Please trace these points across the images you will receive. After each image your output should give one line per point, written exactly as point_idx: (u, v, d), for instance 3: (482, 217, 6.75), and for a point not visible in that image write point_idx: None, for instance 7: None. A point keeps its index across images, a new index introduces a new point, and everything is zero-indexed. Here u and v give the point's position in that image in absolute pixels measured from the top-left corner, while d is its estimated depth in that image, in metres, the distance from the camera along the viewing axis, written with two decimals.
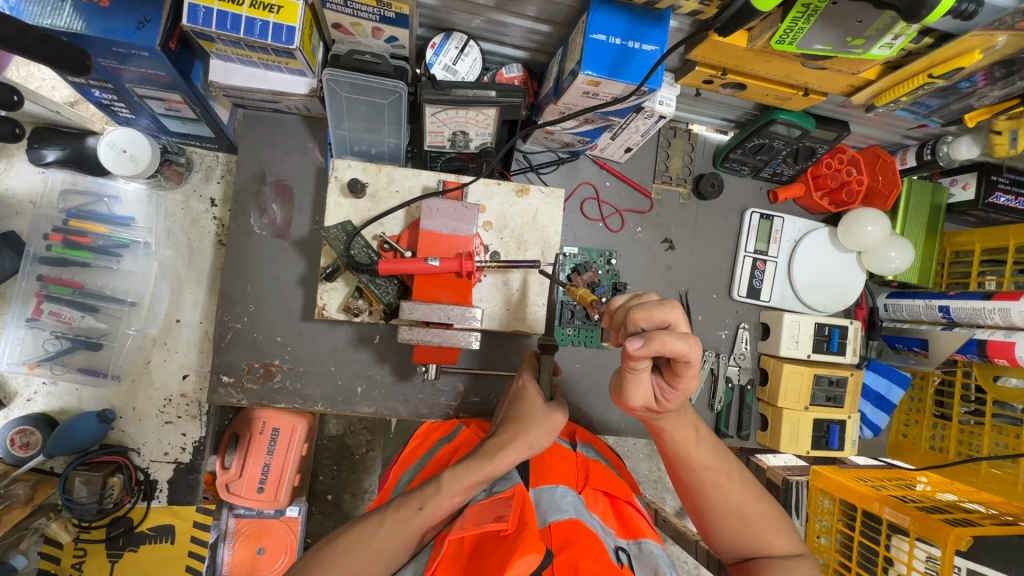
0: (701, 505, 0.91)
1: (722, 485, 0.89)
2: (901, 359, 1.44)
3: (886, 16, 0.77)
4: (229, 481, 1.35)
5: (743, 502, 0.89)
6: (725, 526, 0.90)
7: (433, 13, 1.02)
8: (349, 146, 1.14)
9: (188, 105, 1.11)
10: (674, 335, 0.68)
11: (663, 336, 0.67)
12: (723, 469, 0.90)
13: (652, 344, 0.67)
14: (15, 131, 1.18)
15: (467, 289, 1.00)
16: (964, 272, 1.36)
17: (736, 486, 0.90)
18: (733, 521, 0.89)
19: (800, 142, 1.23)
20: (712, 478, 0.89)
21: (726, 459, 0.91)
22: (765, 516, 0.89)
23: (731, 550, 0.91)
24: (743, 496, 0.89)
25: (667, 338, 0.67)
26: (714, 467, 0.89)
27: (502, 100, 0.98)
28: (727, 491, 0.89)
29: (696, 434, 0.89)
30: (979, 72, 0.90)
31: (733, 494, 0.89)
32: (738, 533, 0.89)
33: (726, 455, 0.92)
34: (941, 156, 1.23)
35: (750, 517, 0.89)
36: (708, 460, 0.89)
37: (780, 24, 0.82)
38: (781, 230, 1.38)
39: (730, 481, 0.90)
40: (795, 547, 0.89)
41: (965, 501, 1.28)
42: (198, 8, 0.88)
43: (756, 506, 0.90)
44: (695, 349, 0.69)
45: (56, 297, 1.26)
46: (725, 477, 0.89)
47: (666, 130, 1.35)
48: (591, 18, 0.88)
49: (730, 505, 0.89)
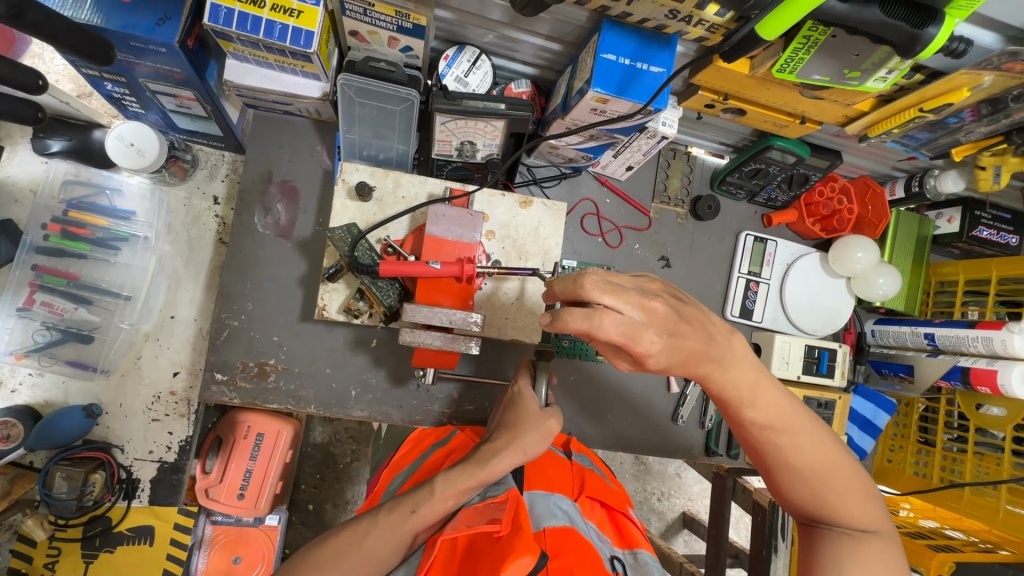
0: (761, 460, 0.86)
1: (783, 446, 0.82)
2: (887, 385, 1.46)
3: (881, 51, 0.81)
4: (208, 487, 1.34)
5: (806, 464, 0.82)
6: (784, 483, 0.85)
7: (448, 27, 1.06)
8: (358, 150, 1.16)
9: (199, 102, 1.12)
10: (575, 311, 0.65)
11: (562, 317, 0.66)
12: (786, 429, 0.81)
13: (555, 323, 0.66)
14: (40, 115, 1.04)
15: (467, 292, 1.01)
16: (948, 301, 1.41)
17: (799, 448, 0.82)
18: (795, 479, 0.84)
19: (795, 168, 1.27)
20: (771, 439, 0.82)
21: (792, 417, 0.82)
22: (832, 478, 0.83)
23: (794, 503, 0.87)
24: (807, 459, 0.82)
25: (567, 315, 0.65)
26: (775, 427, 0.81)
27: (511, 113, 1.00)
28: (789, 451, 0.82)
29: (752, 392, 0.79)
30: (967, 108, 0.95)
31: (795, 456, 0.82)
32: (798, 490, 0.84)
33: (794, 413, 0.82)
34: (928, 189, 1.28)
35: (812, 478, 0.83)
36: (768, 420, 0.81)
37: (781, 54, 0.86)
38: (774, 253, 1.42)
39: (794, 442, 0.82)
40: (862, 516, 0.83)
41: (946, 528, 1.37)
42: (220, 8, 0.90)
43: (823, 468, 0.82)
44: (602, 323, 0.65)
45: (49, 287, 1.25)
46: (788, 437, 0.82)
47: (666, 151, 1.39)
48: (603, 39, 0.92)
49: (791, 465, 0.83)
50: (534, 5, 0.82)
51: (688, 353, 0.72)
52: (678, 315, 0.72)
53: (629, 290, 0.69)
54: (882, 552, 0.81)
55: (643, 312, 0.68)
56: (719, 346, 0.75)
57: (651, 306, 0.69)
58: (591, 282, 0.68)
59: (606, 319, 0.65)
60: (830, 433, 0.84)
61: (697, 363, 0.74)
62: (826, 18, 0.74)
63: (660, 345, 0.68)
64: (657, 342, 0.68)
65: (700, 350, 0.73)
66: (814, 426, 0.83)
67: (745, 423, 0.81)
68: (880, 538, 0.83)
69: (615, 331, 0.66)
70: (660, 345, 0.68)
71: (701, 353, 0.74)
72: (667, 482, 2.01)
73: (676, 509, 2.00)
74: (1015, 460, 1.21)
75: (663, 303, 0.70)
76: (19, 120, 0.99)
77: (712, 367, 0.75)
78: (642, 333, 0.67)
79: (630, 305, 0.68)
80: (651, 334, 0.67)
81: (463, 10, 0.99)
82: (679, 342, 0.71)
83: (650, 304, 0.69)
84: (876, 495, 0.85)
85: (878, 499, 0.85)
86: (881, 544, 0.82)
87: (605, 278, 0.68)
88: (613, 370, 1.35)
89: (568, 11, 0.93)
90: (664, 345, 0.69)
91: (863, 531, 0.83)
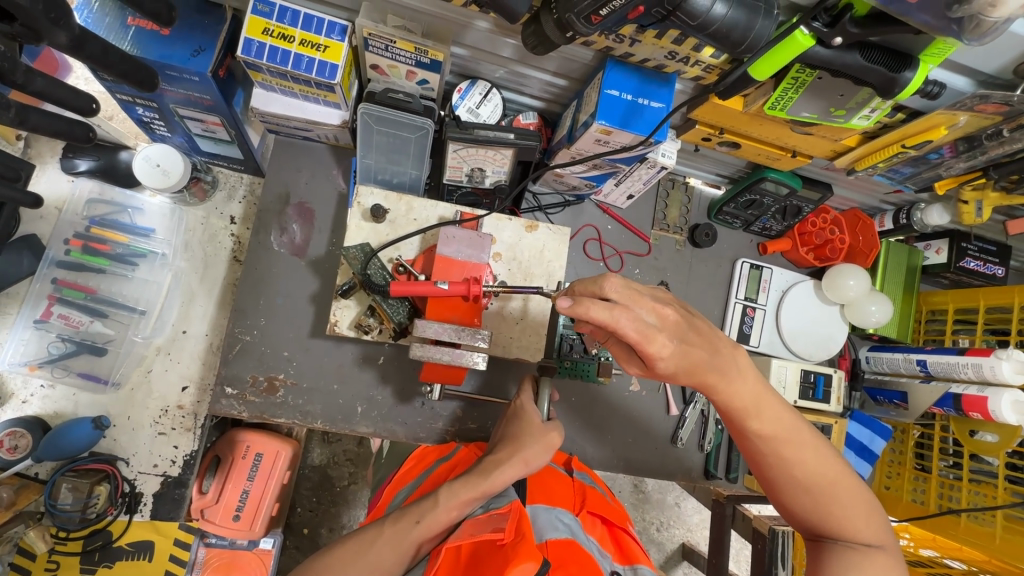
0: (766, 475, 0.88)
1: (787, 458, 0.85)
2: (883, 411, 1.50)
3: (864, 92, 0.88)
4: (205, 506, 1.36)
5: (811, 477, 0.85)
6: (790, 497, 0.88)
7: (462, 62, 1.13)
8: (373, 174, 1.22)
9: (224, 127, 1.18)
10: (598, 304, 0.69)
11: (584, 304, 0.70)
12: (789, 441, 0.85)
13: (576, 309, 0.70)
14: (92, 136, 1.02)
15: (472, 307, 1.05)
16: (939, 329, 1.46)
17: (803, 460, 0.85)
18: (800, 493, 0.87)
19: (788, 200, 1.33)
20: (775, 450, 0.85)
21: (794, 430, 0.85)
22: (836, 491, 0.85)
23: (799, 518, 0.89)
24: (811, 471, 0.85)
25: (589, 305, 0.70)
26: (779, 439, 0.84)
27: (519, 142, 1.06)
28: (793, 463, 0.85)
29: (757, 402, 0.83)
30: (945, 145, 1.02)
31: (799, 468, 0.85)
32: (804, 504, 0.87)
33: (795, 426, 0.86)
34: (915, 221, 1.34)
35: (817, 491, 0.85)
36: (772, 432, 0.84)
37: (772, 93, 0.93)
38: (769, 280, 1.47)
39: (797, 455, 0.85)
40: (867, 529, 0.85)
41: (946, 558, 1.33)
42: (252, 42, 0.97)
43: (827, 479, 0.85)
44: (621, 318, 0.69)
45: (68, 300, 1.29)
46: (791, 449, 0.85)
47: (665, 181, 1.46)
48: (606, 76, 0.99)
49: (796, 478, 0.86)
50: (545, 45, 0.88)
51: (696, 363, 0.75)
52: (690, 326, 0.76)
53: (646, 295, 0.73)
54: (886, 565, 0.83)
55: (657, 318, 0.73)
56: (723, 360, 0.79)
57: (664, 312, 0.73)
58: (611, 284, 0.72)
59: (624, 315, 0.69)
60: (830, 446, 0.88)
61: (702, 374, 0.77)
62: (812, 61, 0.81)
63: (670, 348, 0.72)
64: (670, 346, 0.72)
65: (708, 360, 0.76)
66: (815, 439, 0.87)
67: (750, 434, 0.85)
68: (883, 551, 0.85)
69: (632, 330, 0.70)
70: (672, 350, 0.72)
71: (707, 364, 0.77)
72: (666, 512, 2.00)
73: (675, 540, 1.99)
74: (1009, 487, 1.22)
75: (675, 310, 0.74)
76: (73, 139, 0.97)
77: (717, 379, 0.79)
78: (656, 336, 0.71)
79: (646, 310, 0.73)
80: (665, 338, 0.71)
81: (477, 47, 1.06)
82: (690, 350, 0.74)
83: (664, 311, 0.73)
84: (879, 509, 0.87)
85: (880, 513, 0.87)
86: (884, 557, 0.84)
87: (625, 283, 0.73)
88: (614, 391, 1.39)
89: (575, 50, 1.00)
90: (675, 351, 0.73)
91: (866, 544, 0.85)
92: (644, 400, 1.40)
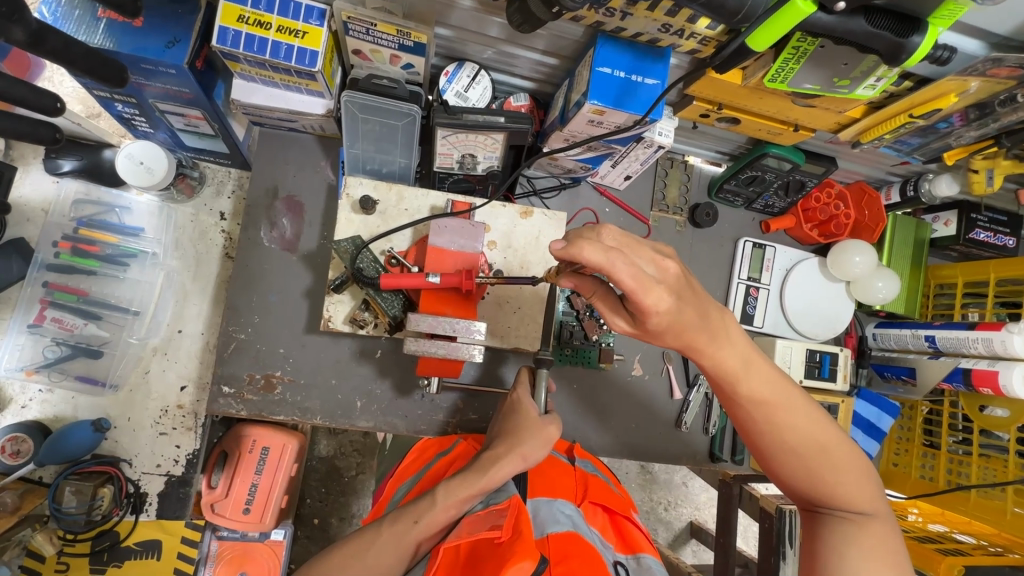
0: (758, 442, 0.86)
1: (779, 423, 0.83)
2: (890, 388, 1.44)
3: (869, 60, 0.84)
4: (214, 502, 1.34)
5: (803, 443, 0.84)
6: (783, 465, 0.86)
7: (447, 44, 1.09)
8: (361, 165, 1.19)
9: (207, 121, 1.14)
10: (594, 245, 0.59)
11: (579, 244, 0.59)
12: (781, 405, 0.83)
13: (569, 252, 0.60)
14: (56, 135, 1.02)
15: (465, 298, 1.02)
16: (948, 303, 1.43)
17: (795, 425, 0.83)
18: (792, 460, 0.85)
19: (791, 175, 1.29)
20: (766, 415, 0.83)
21: (785, 394, 0.83)
22: (828, 456, 0.84)
23: (793, 486, 0.88)
24: (803, 436, 0.83)
25: (585, 246, 0.59)
26: (770, 403, 0.83)
27: (510, 126, 1.02)
28: (785, 428, 0.83)
29: (745, 366, 0.80)
30: (955, 114, 0.97)
31: (791, 433, 0.83)
32: (796, 470, 0.85)
33: (786, 390, 0.84)
34: (923, 193, 1.30)
35: (809, 457, 0.84)
36: (762, 396, 0.82)
37: (772, 64, 0.88)
38: (772, 259, 1.43)
39: (788, 418, 0.83)
40: (863, 498, 0.84)
41: (955, 532, 1.37)
42: (228, 30, 0.93)
43: (819, 444, 0.84)
44: (618, 264, 0.60)
45: (60, 304, 1.27)
46: (783, 414, 0.83)
47: (663, 160, 1.42)
48: (598, 53, 0.94)
49: (788, 445, 0.84)
50: (531, 22, 0.84)
51: (684, 324, 0.70)
52: (688, 282, 0.69)
53: (646, 245, 0.66)
54: (879, 533, 0.82)
55: (655, 269, 0.66)
56: (713, 325, 0.75)
57: (665, 263, 0.66)
58: (607, 231, 0.63)
59: (622, 262, 0.60)
60: (823, 411, 0.86)
61: (689, 336, 0.73)
62: (813, 29, 0.76)
63: (668, 302, 0.65)
64: (667, 299, 0.64)
65: (697, 324, 0.72)
66: (807, 403, 0.85)
67: (740, 397, 0.83)
68: (877, 519, 0.84)
69: (629, 277, 0.61)
70: (668, 304, 0.65)
71: (696, 327, 0.72)
72: (673, 492, 2.00)
73: (683, 518, 1.99)
74: (1020, 461, 1.21)
75: (676, 263, 0.67)
76: (37, 141, 0.99)
77: (706, 341, 0.75)
78: (654, 288, 0.63)
79: (643, 261, 0.65)
80: (663, 292, 0.63)
81: (462, 27, 1.02)
82: (684, 307, 0.68)
83: (664, 263, 0.66)
84: (874, 478, 0.86)
85: (874, 481, 0.86)
86: (878, 524, 0.83)
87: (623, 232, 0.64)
88: (616, 376, 1.36)
89: (564, 27, 0.95)
90: (671, 306, 0.66)
91: (860, 511, 0.84)
92: (647, 383, 1.38)
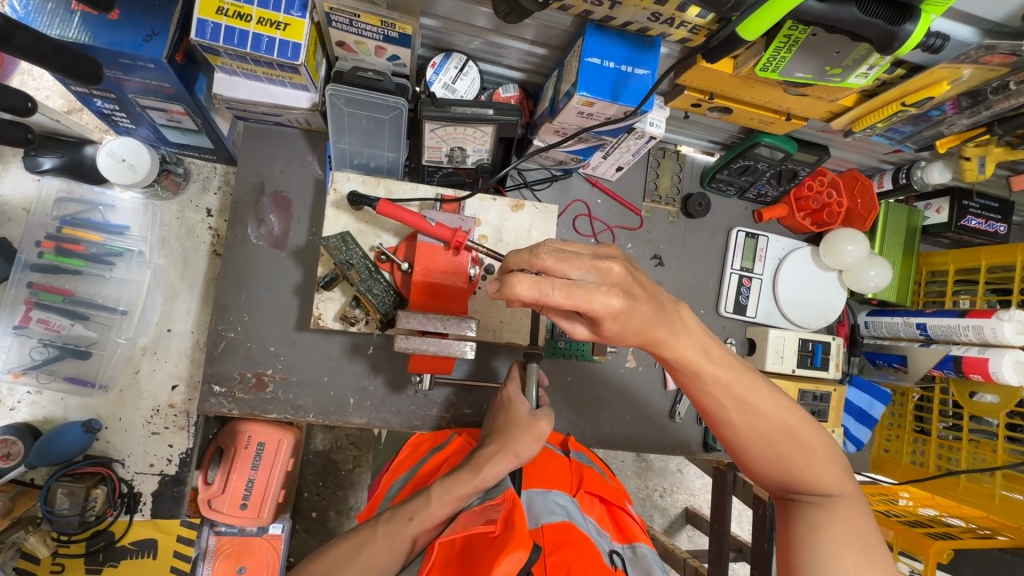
0: (728, 434, 0.86)
1: (745, 410, 0.83)
2: (882, 375, 1.46)
3: (861, 48, 0.83)
4: (210, 498, 1.33)
5: (770, 430, 0.84)
6: (754, 455, 0.87)
7: (434, 34, 1.06)
8: (349, 159, 1.17)
9: (189, 116, 1.12)
10: (524, 279, 0.63)
11: (510, 282, 0.63)
12: (745, 392, 0.83)
13: (502, 290, 0.63)
14: (27, 135, 1.02)
15: (457, 264, 1.02)
16: (939, 290, 1.42)
17: (761, 412, 0.84)
18: (761, 448, 0.86)
19: (784, 164, 1.28)
20: (733, 404, 0.83)
21: (750, 380, 0.83)
22: (794, 438, 0.85)
23: (765, 474, 0.89)
24: (770, 423, 0.84)
25: (516, 281, 0.63)
26: (738, 391, 0.82)
27: (499, 118, 1.00)
28: (752, 415, 0.84)
29: (710, 355, 0.80)
30: (948, 101, 0.97)
31: (758, 421, 0.84)
32: (765, 458, 0.86)
33: (750, 376, 0.84)
34: (915, 180, 1.29)
35: (778, 442, 0.85)
36: (730, 385, 0.82)
37: (763, 53, 0.87)
38: (765, 249, 1.42)
39: (754, 406, 0.83)
40: (828, 480, 0.85)
41: (944, 516, 1.39)
42: (207, 23, 0.90)
43: (785, 427, 0.85)
44: (550, 291, 0.63)
45: (46, 304, 1.25)
46: (748, 401, 0.83)
47: (655, 150, 1.40)
48: (587, 43, 0.93)
49: (757, 433, 0.85)
50: (517, 12, 0.83)
51: (641, 321, 0.70)
52: (634, 279, 0.70)
53: (582, 255, 0.68)
54: (849, 515, 0.84)
55: (595, 276, 0.67)
56: (670, 316, 0.74)
57: (604, 267, 0.68)
58: (542, 252, 0.68)
59: (554, 287, 0.63)
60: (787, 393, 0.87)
61: (649, 332, 0.73)
62: (804, 17, 0.75)
63: (617, 304, 0.67)
64: (613, 300, 0.66)
65: (654, 315, 0.72)
66: (772, 388, 0.85)
67: (708, 388, 0.82)
68: (846, 500, 0.85)
69: (567, 300, 0.64)
70: (619, 304, 0.67)
71: (655, 321, 0.72)
72: (668, 478, 2.01)
73: (678, 504, 2.01)
74: (1009, 445, 1.22)
75: (618, 263, 0.68)
76: (10, 141, 0.99)
77: (667, 333, 0.75)
78: (597, 294, 0.65)
79: (580, 271, 0.67)
80: (606, 295, 0.65)
81: (449, 18, 1.00)
82: (636, 304, 0.69)
83: (604, 266, 0.67)
84: (840, 459, 0.87)
85: (841, 462, 0.87)
86: (846, 506, 0.84)
87: (558, 248, 0.69)
88: (611, 369, 1.37)
89: (553, 16, 0.94)
90: (622, 306, 0.67)
91: (829, 494, 0.85)
92: (640, 375, 1.38)
